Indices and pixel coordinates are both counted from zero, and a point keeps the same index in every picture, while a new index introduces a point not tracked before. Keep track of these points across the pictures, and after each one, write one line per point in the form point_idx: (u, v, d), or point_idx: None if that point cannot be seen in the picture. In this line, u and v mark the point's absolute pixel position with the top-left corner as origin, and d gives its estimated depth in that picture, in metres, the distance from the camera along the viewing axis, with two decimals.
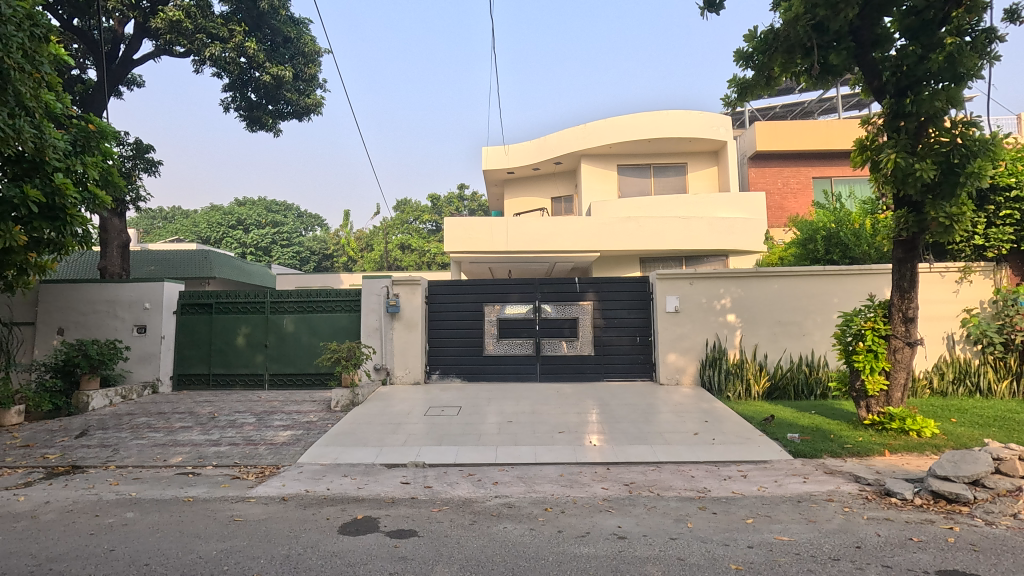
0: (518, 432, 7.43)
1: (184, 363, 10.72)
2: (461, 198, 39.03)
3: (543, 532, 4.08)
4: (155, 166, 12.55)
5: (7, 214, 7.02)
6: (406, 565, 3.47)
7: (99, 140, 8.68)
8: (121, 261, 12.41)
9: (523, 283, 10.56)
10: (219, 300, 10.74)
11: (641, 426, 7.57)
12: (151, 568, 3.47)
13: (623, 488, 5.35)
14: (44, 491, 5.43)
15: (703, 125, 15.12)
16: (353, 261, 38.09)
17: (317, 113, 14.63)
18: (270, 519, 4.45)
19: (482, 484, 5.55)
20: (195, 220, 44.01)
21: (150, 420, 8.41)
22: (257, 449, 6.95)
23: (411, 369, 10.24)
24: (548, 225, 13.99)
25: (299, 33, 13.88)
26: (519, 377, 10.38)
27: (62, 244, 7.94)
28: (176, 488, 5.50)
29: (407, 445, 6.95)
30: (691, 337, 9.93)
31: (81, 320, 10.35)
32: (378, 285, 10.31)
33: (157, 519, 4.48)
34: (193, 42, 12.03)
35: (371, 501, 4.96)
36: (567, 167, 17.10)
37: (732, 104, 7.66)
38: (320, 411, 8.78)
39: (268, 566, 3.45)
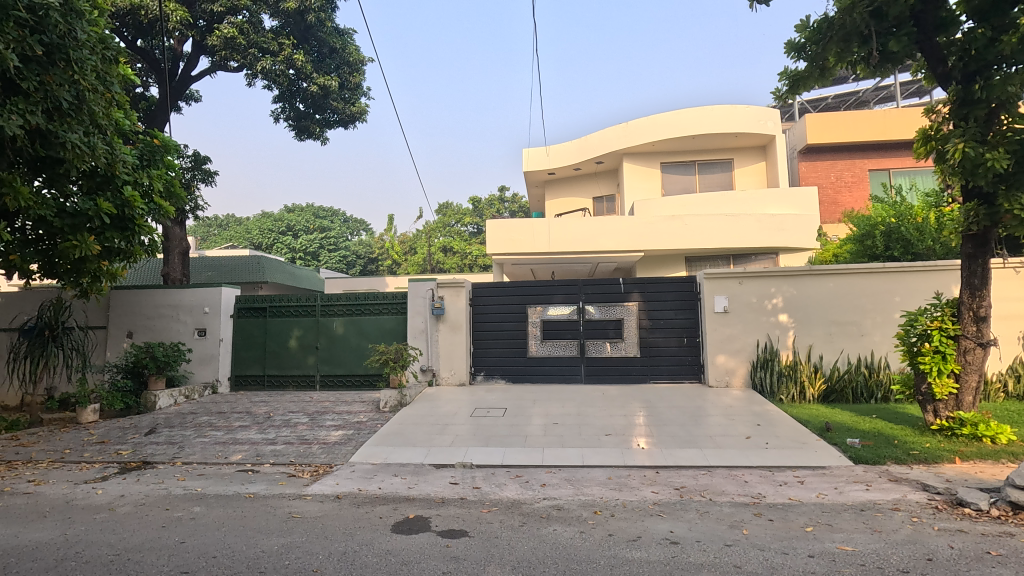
0: (564, 434, 7.41)
1: (241, 364, 11.19)
2: (503, 199, 38.98)
3: (593, 535, 4.05)
4: (212, 176, 13.18)
5: (83, 226, 7.55)
6: (458, 565, 3.51)
7: (162, 154, 9.20)
8: (182, 268, 13.08)
9: (566, 284, 10.52)
10: (273, 304, 11.16)
11: (689, 429, 7.41)
12: (218, 560, 3.64)
13: (673, 492, 5.26)
14: (119, 486, 5.78)
15: (750, 120, 14.68)
16: (397, 265, 38.85)
17: (362, 121, 15.06)
18: (325, 517, 4.59)
19: (530, 486, 5.56)
20: (248, 227, 45.91)
21: (211, 419, 8.82)
22: (311, 448, 7.19)
23: (457, 370, 10.43)
24: (589, 226, 13.89)
25: (344, 43, 14.33)
26: (564, 379, 10.34)
27: (130, 252, 8.47)
28: (237, 484, 5.75)
29: (455, 446, 7.04)
30: (741, 338, 9.65)
31: (147, 324, 10.96)
32: (423, 288, 10.51)
33: (221, 514, 4.70)
34: (245, 57, 12.53)
35: (421, 501, 5.05)
36: (608, 166, 16.93)
37: (783, 98, 7.41)
38: (370, 412, 9.01)
39: (326, 562, 3.56)
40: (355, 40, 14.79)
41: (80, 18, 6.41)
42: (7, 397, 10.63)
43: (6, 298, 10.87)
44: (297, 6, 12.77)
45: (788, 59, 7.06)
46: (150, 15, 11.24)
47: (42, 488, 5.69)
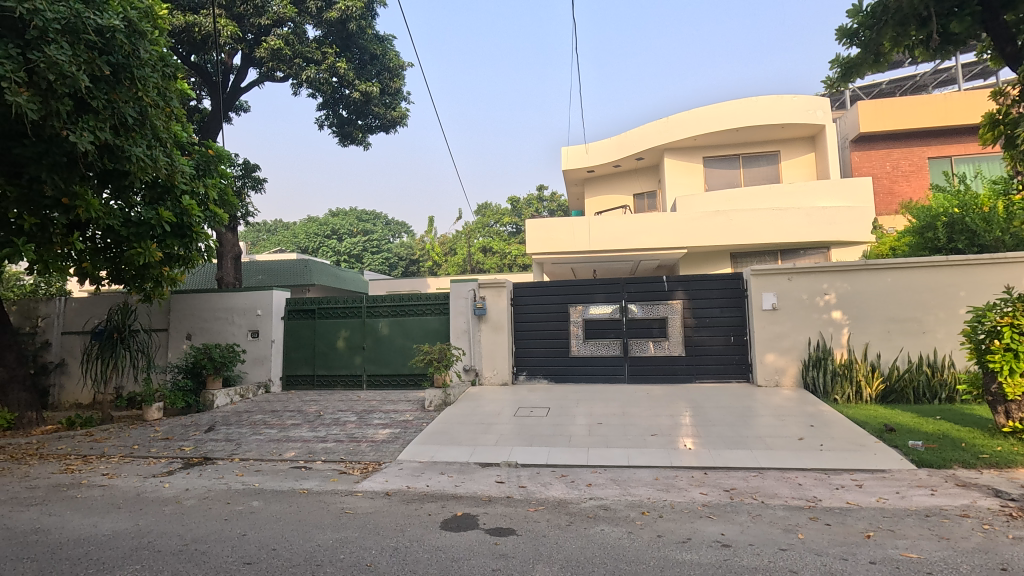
0: (609, 434, 7.36)
1: (291, 365, 11.58)
2: (542, 198, 38.72)
3: (641, 536, 4.02)
4: (261, 184, 13.71)
5: (147, 234, 8.01)
6: (507, 563, 3.55)
7: (216, 164, 9.67)
8: (235, 272, 13.66)
9: (608, 283, 10.43)
10: (321, 306, 11.51)
11: (738, 430, 7.23)
12: (278, 552, 3.80)
13: (723, 494, 5.14)
14: (183, 480, 6.10)
15: (798, 110, 14.18)
16: (438, 266, 39.45)
17: (402, 125, 15.36)
18: (376, 513, 4.71)
19: (576, 485, 5.55)
20: (295, 231, 47.56)
21: (265, 417, 9.18)
22: (360, 446, 7.39)
23: (499, 369, 10.50)
24: (629, 223, 13.73)
25: (384, 50, 14.63)
26: (607, 379, 10.25)
27: (189, 258, 8.98)
28: (292, 480, 5.98)
29: (500, 445, 7.09)
30: (792, 336, 9.34)
31: (204, 326, 11.49)
32: (465, 288, 10.64)
33: (278, 509, 4.89)
34: (291, 67, 12.98)
35: (469, 499, 5.12)
36: (649, 162, 16.68)
37: (833, 86, 7.15)
38: (415, 411, 9.17)
39: (379, 557, 3.67)
40: (395, 46, 15.08)
41: (143, 38, 6.78)
42: (80, 396, 11.35)
43: (79, 303, 11.60)
44: (339, 15, 13.11)
45: (840, 46, 6.80)
46: (203, 31, 11.79)
47: (115, 481, 6.06)
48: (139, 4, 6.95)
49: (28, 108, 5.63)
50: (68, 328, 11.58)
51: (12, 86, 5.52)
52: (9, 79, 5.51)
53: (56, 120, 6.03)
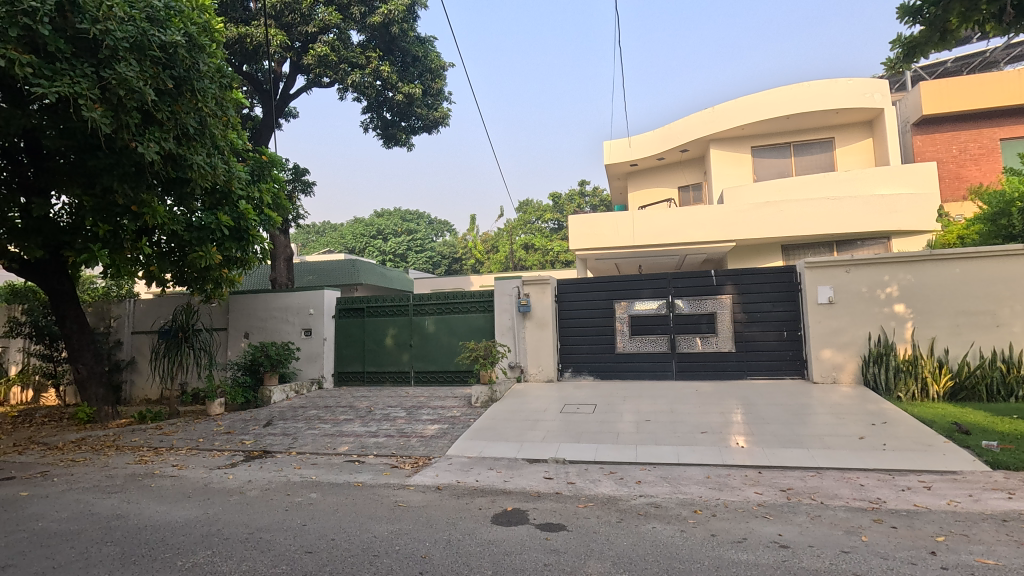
0: (657, 431, 7.25)
1: (342, 361, 11.94)
2: (584, 194, 38.20)
3: (694, 535, 3.95)
4: (311, 187, 14.20)
5: (207, 238, 8.48)
6: (559, 558, 3.56)
7: (270, 169, 10.08)
8: (288, 272, 14.21)
9: (653, 278, 10.27)
10: (370, 304, 11.82)
11: (793, 428, 7.00)
12: (337, 542, 3.94)
13: (779, 494, 4.99)
14: (246, 472, 6.42)
15: (854, 94, 13.52)
16: (480, 263, 39.85)
17: (444, 125, 15.61)
18: (429, 507, 4.82)
19: (625, 482, 5.51)
20: (343, 232, 48.96)
21: (319, 412, 9.52)
22: (410, 441, 7.56)
23: (544, 366, 10.49)
24: (674, 217, 13.47)
25: (425, 51, 14.84)
26: (654, 375, 10.10)
27: (245, 260, 9.46)
28: (347, 474, 6.18)
29: (547, 441, 7.11)
30: (850, 330, 8.94)
31: (261, 325, 11.97)
32: (509, 285, 10.70)
33: (335, 501, 5.08)
34: (337, 72, 13.36)
35: (518, 494, 5.17)
36: (694, 153, 16.28)
37: (895, 67, 6.83)
38: (462, 407, 9.30)
39: (433, 549, 3.75)
40: (435, 47, 15.30)
41: (202, 51, 7.12)
42: (150, 391, 12.06)
43: (147, 304, 12.31)
44: (382, 19, 13.38)
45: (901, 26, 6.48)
46: (254, 41, 12.28)
47: (184, 472, 6.43)
48: (198, 19, 7.29)
49: (101, 122, 6.00)
50: (138, 328, 12.30)
51: (88, 103, 5.90)
52: (85, 96, 5.89)
53: (126, 133, 6.41)
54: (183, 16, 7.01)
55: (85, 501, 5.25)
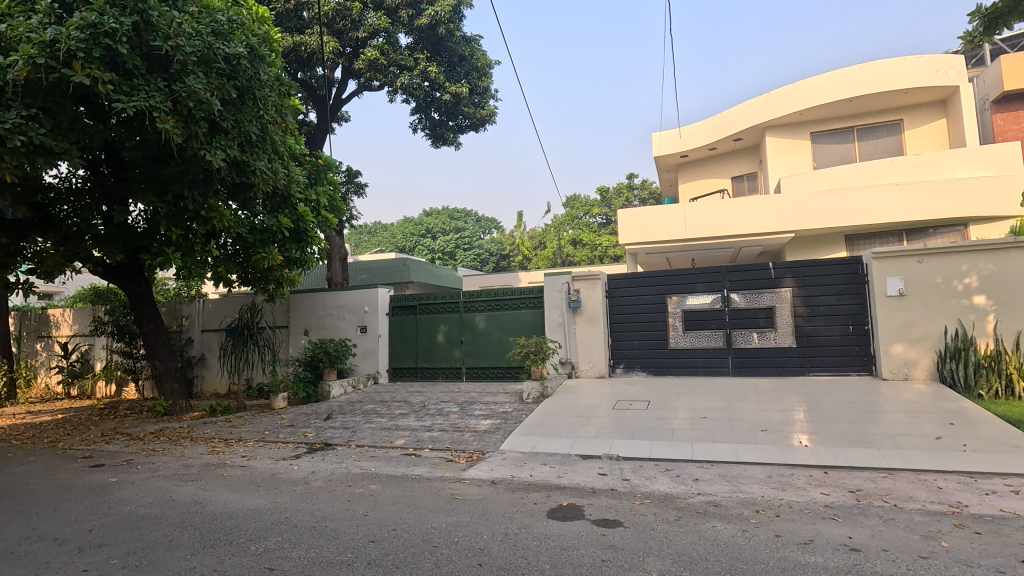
0: (714, 429, 7.07)
1: (396, 358, 12.24)
2: (632, 186, 37.47)
3: (757, 535, 3.84)
4: (363, 189, 14.64)
5: (269, 239, 8.89)
6: (616, 555, 3.54)
7: (325, 172, 10.47)
8: (343, 272, 14.70)
9: (708, 271, 9.98)
10: (422, 302, 12.06)
11: (861, 427, 6.67)
12: (397, 532, 4.06)
13: (848, 495, 4.78)
14: (310, 463, 6.70)
15: (924, 72, 12.68)
16: (528, 260, 39.98)
17: (491, 123, 15.75)
18: (485, 500, 4.90)
19: (682, 480, 5.41)
20: (393, 232, 50.09)
21: (376, 407, 9.83)
22: (464, 435, 7.69)
23: (596, 362, 10.40)
24: (729, 208, 13.04)
25: (471, 50, 15.01)
26: (709, 372, 9.85)
27: (304, 260, 9.89)
28: (404, 466, 6.36)
29: (600, 437, 7.07)
30: (923, 324, 8.42)
31: (319, 322, 12.38)
32: (559, 281, 10.63)
33: (394, 493, 5.24)
34: (387, 75, 13.64)
35: (573, 490, 5.17)
36: (748, 142, 15.72)
37: (973, 41, 6.38)
38: (514, 402, 9.37)
39: (490, 542, 3.80)
40: (481, 45, 15.45)
41: (263, 61, 7.44)
42: (218, 386, 12.73)
43: (215, 304, 13.00)
44: (429, 20, 13.58)
45: None
46: (309, 49, 12.71)
47: (253, 463, 6.78)
48: (258, 31, 7.61)
49: (173, 133, 6.40)
50: (207, 326, 13.01)
51: (162, 115, 6.31)
52: (158, 109, 6.30)
53: (195, 142, 6.80)
54: (244, 28, 7.31)
55: (166, 488, 5.63)
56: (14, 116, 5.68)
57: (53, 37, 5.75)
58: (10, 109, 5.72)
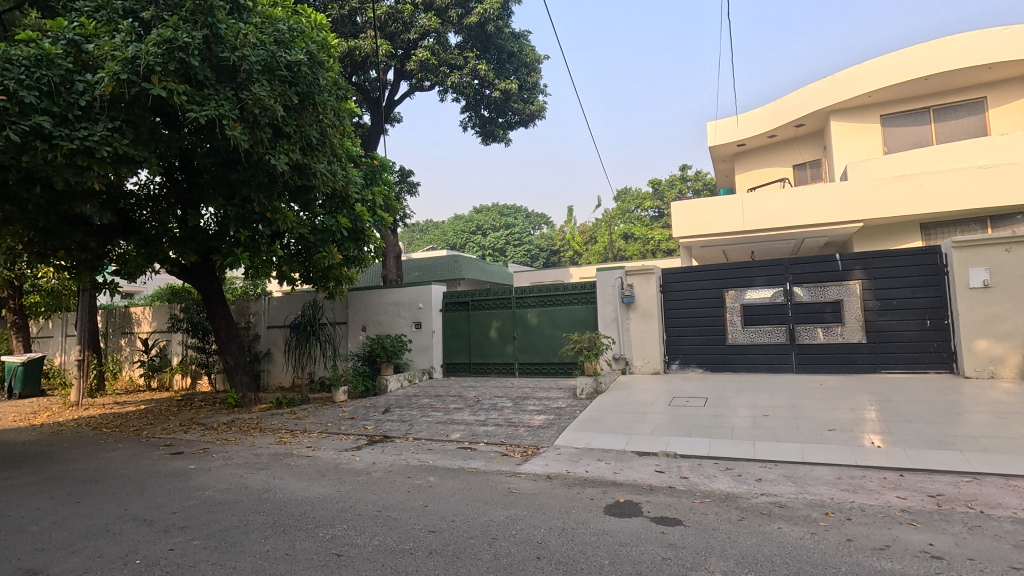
0: (777, 427, 6.81)
1: (450, 353, 12.45)
2: (685, 178, 36.43)
3: (827, 539, 3.67)
4: (416, 188, 14.94)
5: (329, 239, 9.24)
6: (677, 553, 3.48)
7: (381, 172, 10.77)
8: (397, 269, 15.08)
9: (769, 264, 9.62)
10: (474, 298, 12.21)
11: (941, 428, 6.25)
12: (456, 524, 4.15)
13: (927, 499, 4.49)
14: (370, 454, 6.94)
15: (1011, 44, 11.67)
16: (579, 255, 39.72)
17: (541, 118, 15.74)
18: (541, 494, 4.92)
19: (744, 479, 5.25)
20: (444, 230, 50.95)
21: (431, 401, 10.04)
22: (518, 430, 7.74)
23: (650, 358, 10.17)
24: (790, 197, 12.47)
25: (520, 46, 15.05)
26: (771, 369, 9.50)
27: (361, 259, 10.25)
28: (461, 460, 6.48)
29: (656, 434, 6.95)
30: (1011, 319, 7.80)
31: (376, 318, 12.74)
32: (612, 276, 10.45)
33: (452, 485, 5.35)
34: (438, 75, 13.84)
35: (630, 486, 5.11)
36: (811, 128, 14.99)
37: None
38: (567, 398, 9.34)
39: (548, 536, 3.82)
40: (529, 40, 15.46)
41: (322, 67, 7.69)
42: (283, 379, 13.33)
43: (279, 301, 13.61)
44: (478, 19, 13.67)
45: None
46: (362, 53, 13.05)
47: (317, 453, 7.08)
48: (317, 38, 7.89)
49: (241, 139, 6.76)
50: (272, 323, 13.65)
51: (230, 123, 6.67)
52: (227, 117, 6.66)
53: (260, 148, 7.15)
54: (304, 35, 7.58)
55: (240, 475, 5.98)
56: (101, 129, 6.15)
57: (134, 54, 6.18)
58: (97, 123, 6.20)
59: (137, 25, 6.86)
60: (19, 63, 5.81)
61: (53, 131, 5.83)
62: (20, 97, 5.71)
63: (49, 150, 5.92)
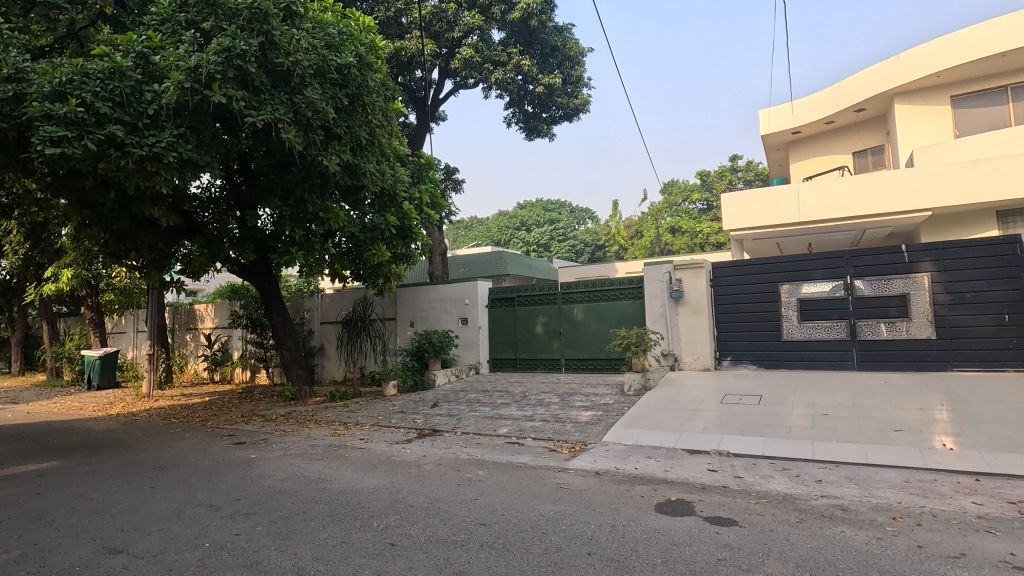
0: (837, 427, 6.52)
1: (496, 349, 12.53)
2: (735, 168, 35.30)
3: (895, 544, 3.49)
4: (460, 185, 15.11)
5: (378, 237, 9.47)
6: (733, 554, 3.39)
7: (427, 170, 10.93)
8: (443, 266, 15.32)
9: (827, 257, 9.21)
10: (520, 293, 12.24)
11: (1022, 430, 5.82)
12: (506, 517, 4.18)
13: (1007, 506, 4.20)
14: (421, 447, 7.08)
15: None
16: (625, 249, 39.18)
17: (585, 112, 15.59)
18: (590, 490, 4.90)
19: (802, 480, 5.06)
20: (488, 226, 51.25)
21: (478, 396, 10.14)
22: (566, 426, 7.72)
23: (700, 354, 9.88)
24: (850, 185, 11.85)
25: (563, 40, 14.97)
26: (830, 366, 9.11)
27: (409, 256, 10.47)
28: (509, 454, 6.52)
29: (708, 432, 6.79)
30: None
31: (423, 314, 12.95)
32: (660, 271, 10.22)
33: (501, 479, 5.40)
34: (482, 72, 13.89)
35: (681, 485, 5.02)
36: (873, 112, 14.21)
37: None
38: (615, 394, 9.23)
39: (598, 532, 3.80)
40: (573, 34, 15.36)
41: (370, 68, 7.86)
42: (336, 373, 13.77)
43: (331, 297, 14.05)
44: (521, 14, 13.66)
45: None
46: (408, 54, 13.26)
47: (370, 445, 7.28)
48: (366, 40, 8.04)
49: (295, 141, 7.02)
50: (325, 319, 14.11)
51: (285, 126, 6.93)
52: (282, 120, 6.92)
53: (313, 150, 7.40)
54: (354, 38, 7.73)
55: (298, 465, 6.23)
56: (167, 136, 6.50)
57: (196, 63, 6.49)
58: (164, 130, 6.56)
59: (199, 35, 7.20)
60: (95, 76, 6.22)
61: (125, 139, 6.20)
62: (96, 108, 6.11)
63: (122, 157, 6.30)
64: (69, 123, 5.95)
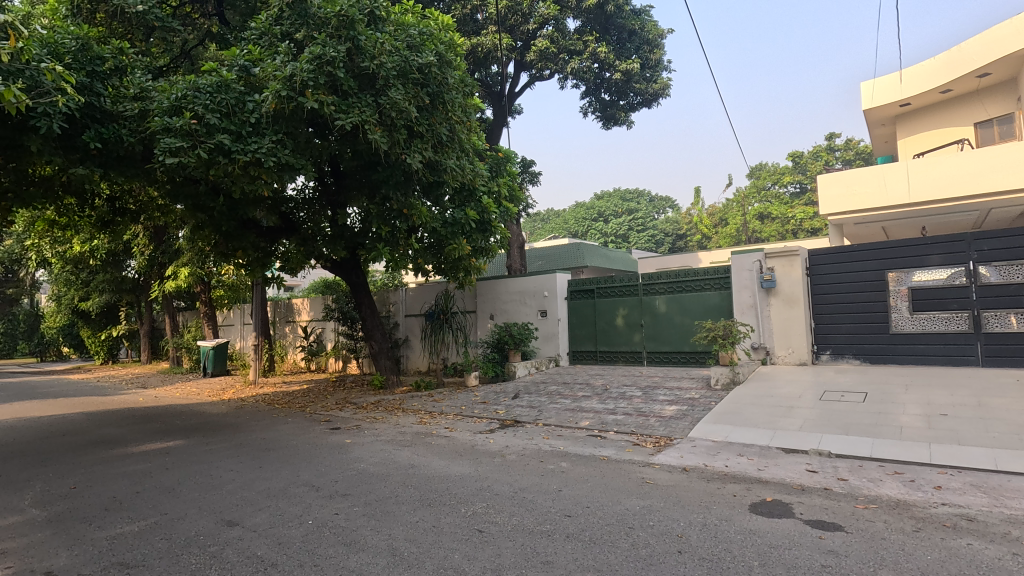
0: (960, 428, 5.89)
1: (576, 341, 12.45)
2: (833, 148, 32.69)
3: None
4: (537, 177, 15.11)
5: (459, 231, 9.66)
6: (839, 561, 3.16)
7: (505, 164, 11.03)
8: (521, 258, 15.43)
9: (944, 240, 8.32)
10: (600, 285, 12.06)
11: None
12: (591, 510, 4.15)
13: None
14: (503, 438, 7.19)
15: None
16: (708, 238, 37.51)
17: (665, 96, 15.04)
18: (678, 487, 4.75)
19: (918, 486, 4.61)
20: (565, 218, 50.91)
21: (559, 388, 10.13)
22: (649, 420, 7.53)
23: (795, 348, 9.26)
24: (972, 160, 10.59)
25: (641, 23, 14.51)
26: (947, 361, 8.24)
27: (488, 249, 10.61)
28: (592, 447, 6.46)
29: (806, 431, 6.36)
30: None
31: (503, 307, 13.09)
32: (749, 260, 9.67)
33: (584, 472, 5.36)
34: (558, 63, 13.77)
35: (777, 485, 4.75)
36: (1000, 76, 12.61)
37: None
38: (701, 388, 8.87)
39: (688, 530, 3.68)
40: (651, 16, 14.86)
41: (450, 66, 8.04)
42: (420, 364, 14.28)
43: (414, 291, 14.56)
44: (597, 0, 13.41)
45: None
46: (485, 49, 13.37)
47: (455, 434, 7.49)
48: (445, 38, 8.22)
49: (381, 141, 7.31)
50: (409, 312, 14.66)
51: (371, 127, 7.23)
52: (369, 122, 7.23)
53: (397, 148, 7.67)
54: (433, 38, 7.94)
55: (388, 451, 6.52)
56: (268, 142, 6.97)
57: (291, 72, 6.87)
58: (265, 136, 7.05)
59: (292, 45, 7.63)
60: (206, 90, 6.81)
61: (231, 147, 6.72)
62: (206, 120, 6.68)
63: (228, 164, 6.82)
64: (184, 135, 6.55)
